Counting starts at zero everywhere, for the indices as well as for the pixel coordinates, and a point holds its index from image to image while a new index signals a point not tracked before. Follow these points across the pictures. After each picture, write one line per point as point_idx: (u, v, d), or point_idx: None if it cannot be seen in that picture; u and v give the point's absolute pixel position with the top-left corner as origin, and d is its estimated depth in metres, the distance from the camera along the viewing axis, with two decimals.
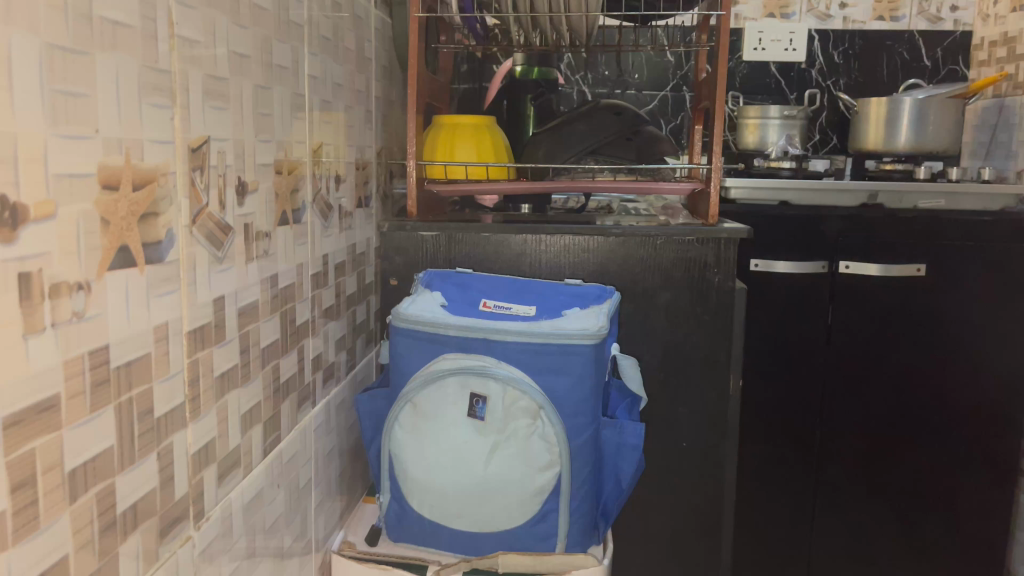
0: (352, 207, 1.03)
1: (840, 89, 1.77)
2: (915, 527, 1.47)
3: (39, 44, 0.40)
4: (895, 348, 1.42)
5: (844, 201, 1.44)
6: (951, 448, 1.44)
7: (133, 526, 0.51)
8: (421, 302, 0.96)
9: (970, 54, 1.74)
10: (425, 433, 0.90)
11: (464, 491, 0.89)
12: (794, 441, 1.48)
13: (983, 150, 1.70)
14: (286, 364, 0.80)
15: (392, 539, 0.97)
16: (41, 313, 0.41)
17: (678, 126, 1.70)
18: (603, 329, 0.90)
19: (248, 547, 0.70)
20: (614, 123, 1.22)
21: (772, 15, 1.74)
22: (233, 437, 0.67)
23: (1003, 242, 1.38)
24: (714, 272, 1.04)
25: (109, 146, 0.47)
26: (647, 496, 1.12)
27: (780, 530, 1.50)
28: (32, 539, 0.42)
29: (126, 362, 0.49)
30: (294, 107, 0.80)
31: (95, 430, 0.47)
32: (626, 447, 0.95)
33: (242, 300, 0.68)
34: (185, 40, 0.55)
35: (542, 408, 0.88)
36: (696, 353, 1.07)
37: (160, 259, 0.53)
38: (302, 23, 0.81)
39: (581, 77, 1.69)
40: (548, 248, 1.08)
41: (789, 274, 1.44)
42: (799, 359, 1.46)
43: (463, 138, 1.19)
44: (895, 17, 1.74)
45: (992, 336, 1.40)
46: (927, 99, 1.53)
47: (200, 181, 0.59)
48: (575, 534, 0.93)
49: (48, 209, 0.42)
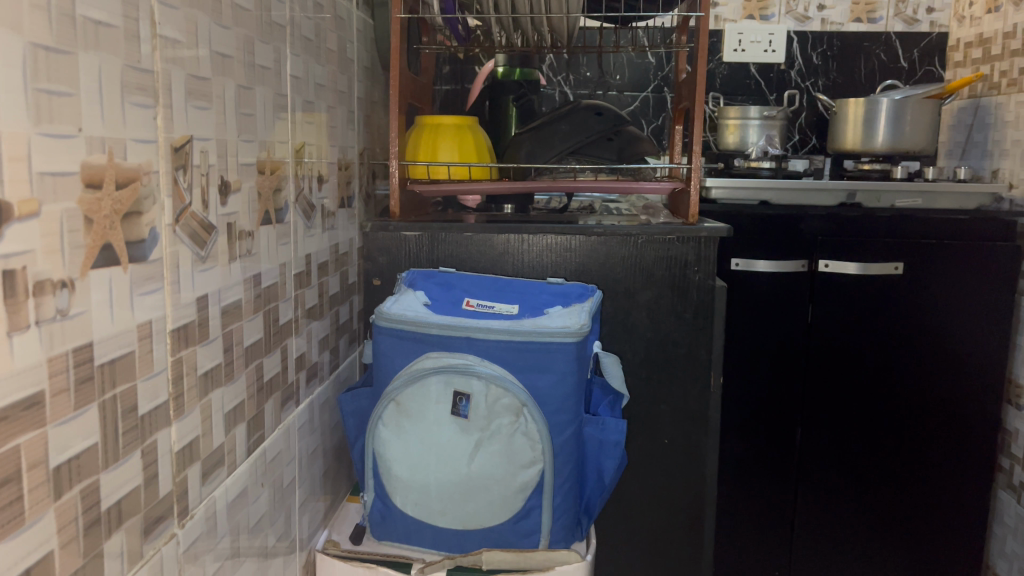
0: (335, 208, 1.03)
1: (819, 90, 1.79)
2: (900, 526, 1.49)
3: (23, 44, 0.41)
4: (874, 349, 1.45)
5: (822, 200, 1.49)
6: (935, 445, 1.46)
7: (118, 523, 0.52)
8: (404, 301, 0.97)
9: (945, 55, 1.78)
10: (409, 431, 0.91)
11: (448, 489, 0.90)
12: (775, 441, 1.51)
13: (959, 150, 1.73)
14: (270, 364, 0.80)
15: (376, 538, 0.97)
16: (26, 311, 0.42)
17: (659, 127, 1.72)
18: (585, 327, 0.91)
19: (232, 546, 0.71)
20: (595, 123, 1.23)
21: (752, 17, 1.76)
22: (217, 435, 0.67)
23: (977, 241, 1.41)
24: (694, 270, 1.06)
25: (92, 145, 0.47)
26: (630, 493, 1.13)
27: (762, 529, 1.53)
28: (18, 534, 0.42)
29: (110, 360, 0.50)
30: (277, 107, 0.80)
31: (80, 426, 0.47)
32: (608, 443, 0.96)
33: (225, 299, 0.68)
34: (167, 40, 0.56)
35: (524, 406, 0.89)
36: (678, 350, 1.08)
37: (144, 257, 0.53)
38: (284, 23, 0.82)
39: (563, 78, 1.70)
40: (530, 247, 1.09)
41: (769, 272, 1.46)
42: (779, 359, 1.48)
43: (445, 138, 1.19)
44: (872, 18, 1.77)
45: (968, 334, 1.43)
46: (903, 99, 1.56)
47: (183, 180, 0.59)
48: (558, 531, 0.94)
49: (32, 208, 0.42)
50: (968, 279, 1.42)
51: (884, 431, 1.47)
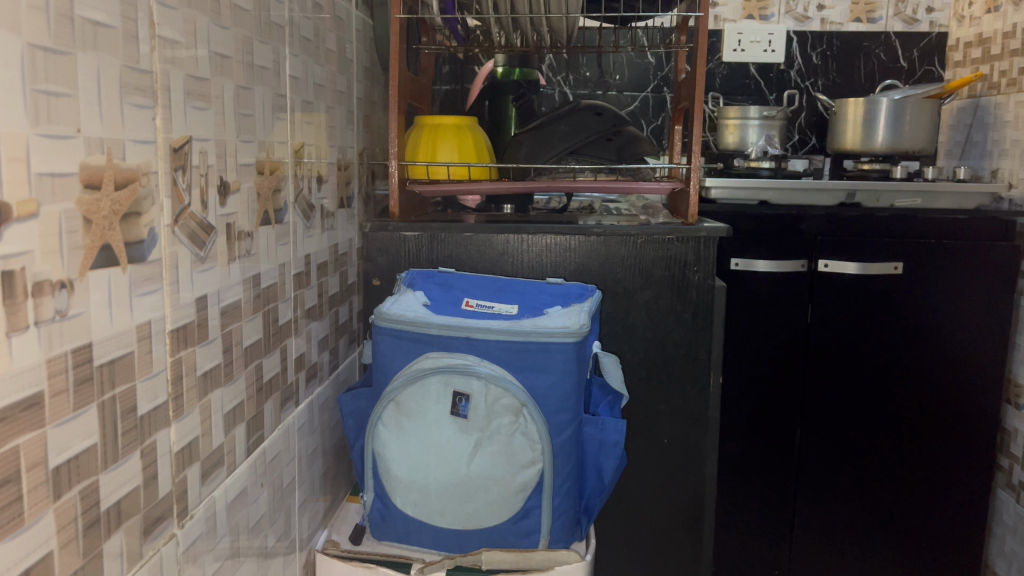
0: (334, 208, 1.03)
1: (819, 89, 1.79)
2: (900, 525, 1.49)
3: (21, 44, 0.41)
4: (874, 348, 1.45)
5: (822, 200, 1.49)
6: (935, 445, 1.46)
7: (118, 523, 0.52)
8: (404, 301, 0.97)
9: (945, 55, 1.78)
10: (408, 431, 0.91)
11: (447, 489, 0.90)
12: (775, 442, 1.51)
13: (959, 150, 1.73)
14: (269, 364, 0.80)
15: (375, 538, 0.97)
16: (25, 311, 0.42)
17: (658, 127, 1.72)
18: (584, 327, 0.91)
19: (231, 547, 0.71)
20: (594, 123, 1.23)
21: (751, 17, 1.76)
22: (216, 436, 0.67)
23: (976, 240, 1.41)
24: (694, 270, 1.06)
25: (91, 145, 0.47)
26: (630, 493, 1.13)
27: (762, 529, 1.53)
28: (17, 535, 0.42)
29: (109, 361, 0.50)
30: (276, 107, 0.80)
31: (79, 427, 0.47)
32: (607, 443, 0.96)
33: (225, 299, 0.68)
34: (167, 40, 0.56)
35: (524, 406, 0.89)
36: (678, 351, 1.08)
37: (143, 258, 0.53)
38: (284, 23, 0.82)
39: (562, 79, 1.70)
40: (530, 247, 1.09)
41: (769, 272, 1.46)
42: (779, 359, 1.48)
43: (444, 138, 1.19)
44: (871, 18, 1.77)
45: (968, 334, 1.43)
46: (903, 99, 1.56)
47: (182, 181, 0.59)
48: (558, 531, 0.94)
49: (31, 208, 0.42)
50: (967, 278, 1.42)
51: (884, 430, 1.47)
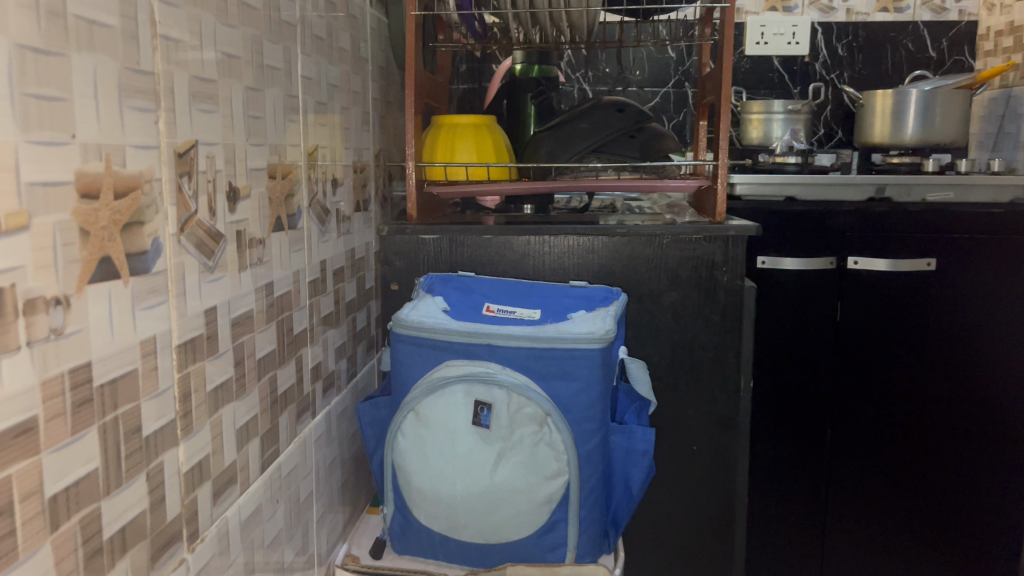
0: (350, 211, 1.00)
1: (845, 82, 1.74)
2: (933, 528, 1.44)
3: (8, 46, 0.38)
4: (906, 348, 1.39)
5: (850, 195, 1.40)
6: (974, 450, 1.41)
7: (122, 550, 0.49)
8: (423, 307, 0.94)
9: (975, 44, 1.72)
10: (428, 442, 0.88)
11: (470, 502, 0.87)
12: (805, 441, 1.45)
13: (991, 142, 1.68)
14: (284, 375, 0.77)
15: (397, 552, 0.95)
16: (15, 332, 0.39)
17: (680, 123, 1.68)
18: (610, 332, 0.87)
19: (247, 564, 0.68)
20: (616, 120, 1.19)
21: (775, 9, 1.72)
22: (228, 452, 0.64)
23: (1015, 234, 1.35)
24: (722, 271, 1.02)
25: (87, 151, 0.44)
26: (658, 501, 1.09)
27: (793, 532, 1.48)
28: (11, 570, 0.40)
29: (112, 380, 0.47)
30: (288, 109, 0.77)
31: (78, 452, 0.44)
32: (635, 453, 0.92)
33: (235, 309, 0.65)
34: (171, 41, 0.53)
35: (548, 415, 0.85)
36: (706, 354, 1.04)
37: (147, 269, 0.50)
38: (294, 22, 0.79)
39: (581, 75, 1.66)
40: (551, 249, 1.05)
41: (796, 270, 1.41)
42: (809, 358, 1.43)
43: (462, 139, 1.16)
44: (899, 8, 1.71)
45: (1006, 334, 1.37)
46: (934, 90, 1.50)
47: (188, 187, 0.56)
48: (585, 544, 0.90)
49: (21, 220, 0.39)
50: (1005, 277, 1.36)
51: (918, 431, 1.41)
